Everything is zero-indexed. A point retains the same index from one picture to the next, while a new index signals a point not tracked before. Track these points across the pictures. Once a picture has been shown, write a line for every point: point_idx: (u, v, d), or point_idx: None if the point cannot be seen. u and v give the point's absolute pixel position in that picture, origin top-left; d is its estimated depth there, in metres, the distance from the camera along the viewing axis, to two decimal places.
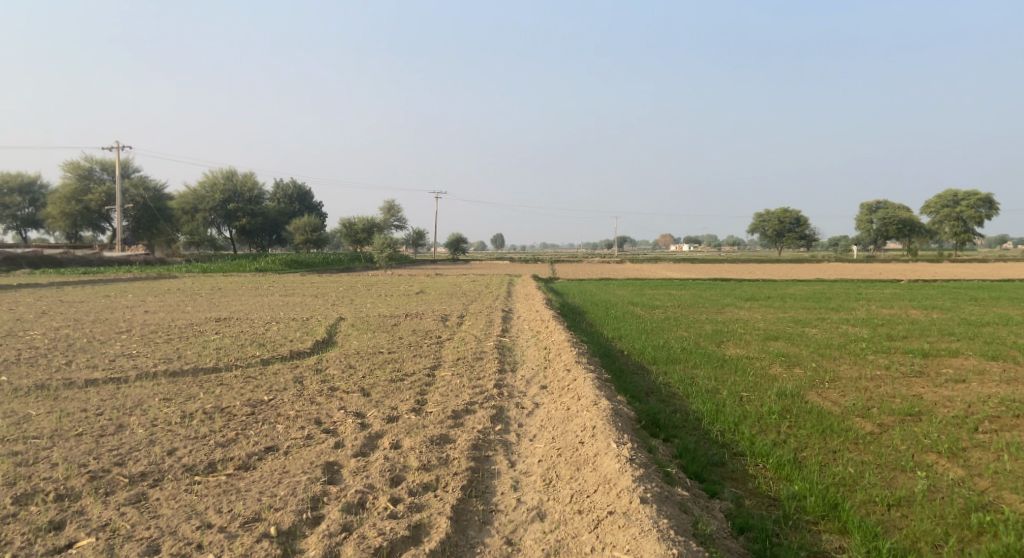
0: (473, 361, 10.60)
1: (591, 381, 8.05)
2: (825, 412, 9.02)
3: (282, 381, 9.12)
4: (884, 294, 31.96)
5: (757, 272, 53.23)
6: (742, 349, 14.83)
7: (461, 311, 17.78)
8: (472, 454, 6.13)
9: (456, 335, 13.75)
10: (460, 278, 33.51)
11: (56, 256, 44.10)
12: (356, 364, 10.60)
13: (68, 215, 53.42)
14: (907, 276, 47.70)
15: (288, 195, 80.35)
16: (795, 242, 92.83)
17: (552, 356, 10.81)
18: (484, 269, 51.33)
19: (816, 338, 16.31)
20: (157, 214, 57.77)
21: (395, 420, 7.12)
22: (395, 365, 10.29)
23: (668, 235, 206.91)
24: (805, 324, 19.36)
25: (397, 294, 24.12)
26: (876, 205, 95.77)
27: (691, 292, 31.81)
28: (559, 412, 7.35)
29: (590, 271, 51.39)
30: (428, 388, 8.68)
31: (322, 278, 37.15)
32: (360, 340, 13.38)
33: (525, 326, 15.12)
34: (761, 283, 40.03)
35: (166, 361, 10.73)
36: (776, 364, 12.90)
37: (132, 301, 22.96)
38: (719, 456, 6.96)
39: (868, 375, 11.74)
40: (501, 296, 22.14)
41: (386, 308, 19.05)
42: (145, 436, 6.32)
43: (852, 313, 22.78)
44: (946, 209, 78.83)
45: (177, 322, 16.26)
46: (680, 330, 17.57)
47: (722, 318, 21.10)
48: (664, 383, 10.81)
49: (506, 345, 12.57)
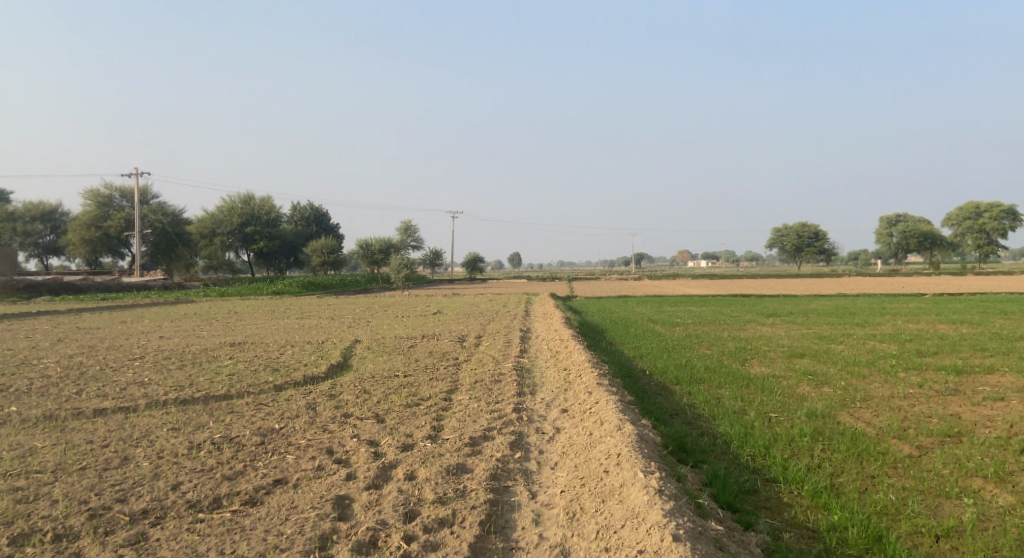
0: (491, 384, 10.29)
1: (614, 405, 7.71)
2: (861, 435, 8.59)
3: (294, 408, 8.87)
4: (910, 308, 31.27)
5: (778, 288, 52.57)
6: (767, 367, 14.42)
7: (478, 332, 17.52)
8: (491, 486, 5.81)
9: (473, 356, 13.47)
10: (477, 298, 33.29)
11: (76, 282, 44.48)
12: (370, 388, 10.33)
13: (88, 242, 54.00)
14: (932, 290, 46.86)
15: (305, 218, 80.81)
16: (815, 257, 91.82)
17: (572, 377, 10.48)
18: (500, 288, 51.12)
19: (844, 355, 15.83)
20: (176, 239, 58.27)
21: (410, 449, 6.83)
22: (411, 390, 10.01)
23: (685, 252, 205.83)
24: (831, 340, 18.85)
25: (413, 314, 23.91)
26: (896, 217, 94.61)
27: (711, 309, 31.33)
28: (582, 437, 7.01)
29: (608, 288, 50.96)
30: (444, 413, 8.39)
31: (338, 299, 37.09)
32: (375, 363, 13.13)
33: (544, 346, 14.79)
34: (783, 298, 39.42)
35: (178, 389, 10.55)
36: (804, 382, 12.47)
37: (149, 326, 22.95)
38: (752, 484, 6.59)
39: (901, 393, 11.28)
40: (519, 316, 21.85)
41: (402, 329, 18.82)
42: (150, 470, 6.08)
43: (878, 328, 22.23)
44: (969, 221, 77.66)
45: (191, 348, 16.15)
46: (703, 349, 17.16)
47: (745, 335, 20.66)
48: (689, 404, 10.43)
49: (524, 366, 12.25)
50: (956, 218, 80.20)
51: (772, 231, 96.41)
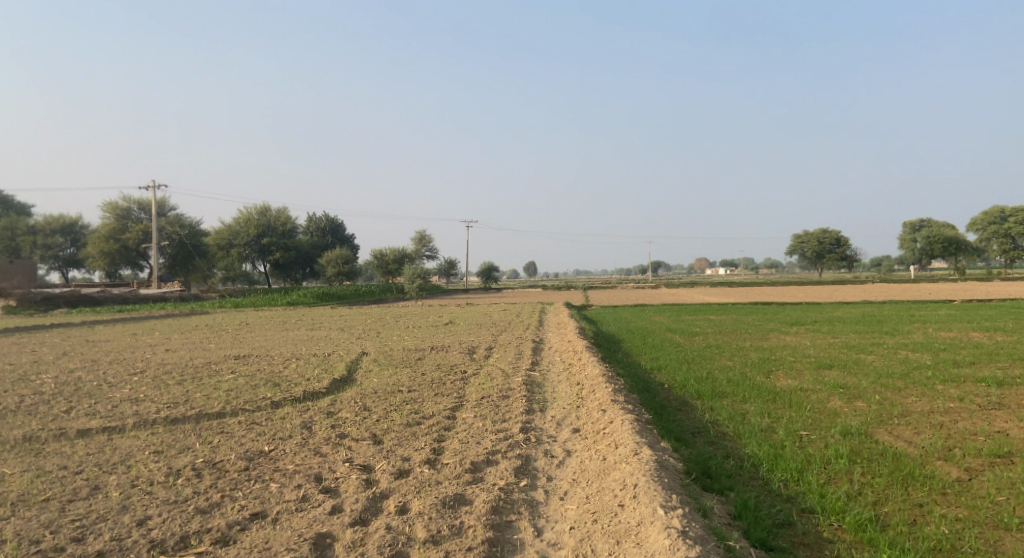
0: (499, 400, 9.66)
1: (631, 425, 7.05)
2: (902, 457, 7.86)
3: (287, 428, 8.30)
4: (939, 316, 30.22)
5: (799, 295, 51.63)
6: (794, 380, 13.68)
7: (489, 343, 16.92)
8: (490, 522, 5.22)
9: (483, 370, 12.84)
10: (491, 308, 32.69)
11: (94, 294, 44.43)
12: (371, 405, 9.75)
13: (107, 254, 54.12)
14: (960, 297, 45.55)
15: (321, 228, 80.79)
16: (836, 264, 90.46)
17: (586, 392, 9.82)
18: (517, 297, 50.58)
19: (875, 366, 15.02)
20: (192, 250, 58.35)
21: (406, 475, 6.23)
22: (414, 407, 9.40)
23: (704, 260, 204.27)
24: (860, 350, 18.01)
25: (425, 325, 23.32)
26: (920, 223, 92.92)
27: (731, 318, 30.50)
28: (595, 462, 6.37)
29: (626, 297, 50.33)
30: (447, 434, 7.78)
31: (352, 310, 36.66)
32: (380, 377, 12.55)
33: (557, 358, 14.14)
34: (804, 306, 38.51)
35: (170, 407, 10.02)
36: (835, 397, 11.71)
37: (157, 339, 22.56)
38: (786, 515, 5.92)
39: (941, 408, 10.52)
40: (532, 326, 21.19)
41: (412, 341, 18.23)
42: (117, 501, 5.58)
43: (908, 337, 21.37)
44: (994, 226, 75.97)
45: (194, 362, 15.66)
46: (724, 360, 16.45)
47: (768, 345, 19.88)
48: (712, 421, 9.74)
49: (536, 380, 11.59)
50: (981, 223, 78.57)
51: (792, 237, 95.02)
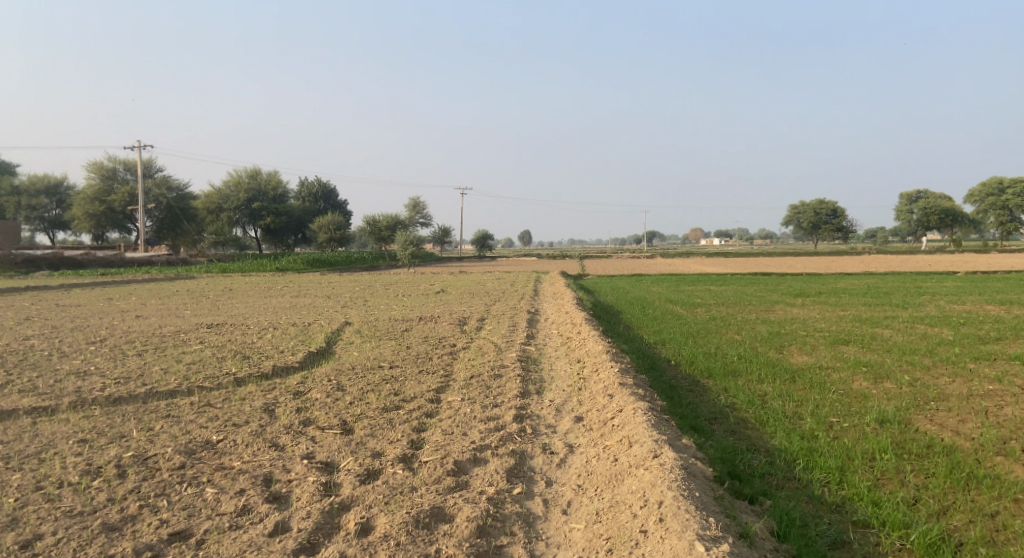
0: (490, 380, 8.52)
1: (645, 418, 5.97)
2: (954, 451, 6.83)
3: (245, 411, 7.19)
4: (946, 287, 29.17)
5: (798, 266, 50.55)
6: (810, 356, 12.65)
7: (482, 314, 15.79)
8: (475, 551, 4.27)
9: (473, 344, 11.69)
10: (484, 276, 31.49)
11: (77, 257, 43.02)
12: (348, 384, 8.64)
13: (92, 216, 52.55)
14: (960, 268, 44.43)
15: (313, 193, 79.08)
16: (832, 235, 89.33)
17: (590, 372, 8.71)
18: (510, 265, 49.36)
19: (894, 342, 13.95)
20: (180, 214, 56.97)
21: (376, 477, 5.16)
22: (394, 388, 8.26)
23: (698, 232, 203.12)
24: (873, 324, 16.93)
25: (414, 294, 22.04)
26: (917, 194, 91.76)
27: (732, 289, 29.46)
28: (604, 463, 5.33)
29: (621, 266, 49.10)
30: (429, 422, 6.67)
31: (340, 277, 35.40)
32: (360, 351, 11.39)
33: (554, 332, 13.01)
34: (805, 277, 37.40)
35: (118, 383, 8.87)
36: (860, 376, 10.65)
37: (132, 304, 21.32)
38: (838, 533, 4.95)
39: (981, 391, 9.48)
40: (528, 296, 20.05)
41: (399, 311, 17.05)
42: (9, 516, 4.54)
43: (921, 309, 20.35)
44: (992, 198, 74.67)
45: (162, 330, 14.44)
46: (732, 334, 15.38)
47: (775, 318, 18.77)
48: (729, 405, 8.66)
49: (531, 356, 10.45)
50: (979, 194, 77.06)
51: (789, 209, 93.72)
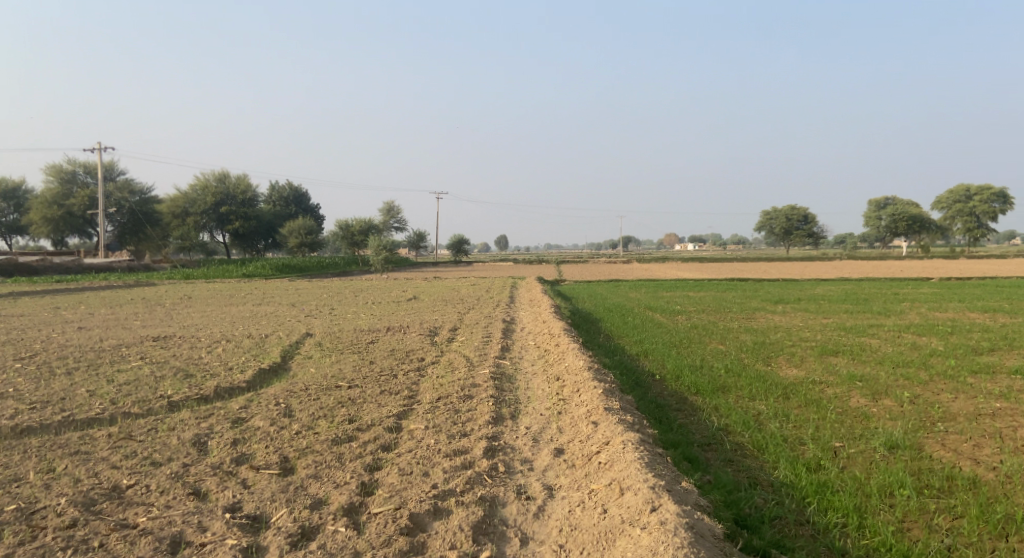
0: (459, 403, 7.59)
1: (637, 460, 5.11)
2: (979, 484, 6.08)
3: (173, 446, 6.23)
4: (924, 294, 28.71)
5: (773, 271, 50.26)
6: (800, 369, 11.94)
7: (454, 323, 14.87)
8: None
9: (443, 358, 10.75)
10: (458, 283, 30.58)
11: (32, 263, 41.24)
12: (299, 408, 7.67)
13: (50, 220, 50.61)
14: (933, 274, 44.23)
15: (284, 198, 77.51)
16: (804, 240, 89.69)
17: (570, 393, 7.82)
18: (484, 271, 48.46)
19: (887, 354, 13.25)
20: (143, 217, 55.59)
21: (313, 537, 4.47)
22: (349, 413, 7.30)
23: (672, 237, 203.65)
24: (860, 334, 16.27)
25: (384, 302, 21.06)
26: (886, 200, 92.78)
27: (711, 295, 28.80)
28: (588, 517, 4.69)
29: (596, 272, 48.36)
30: (385, 456, 5.76)
31: (307, 283, 34.14)
32: (318, 366, 10.44)
33: (530, 344, 12.12)
34: (783, 283, 36.90)
35: (34, 410, 7.83)
36: (858, 392, 9.89)
37: (81, 314, 20.02)
38: None
39: (991, 411, 8.75)
40: (501, 304, 19.22)
41: (365, 320, 16.04)
42: None
43: (905, 317, 19.81)
44: (959, 204, 75.14)
45: (104, 344, 13.29)
46: (716, 344, 14.63)
47: (757, 326, 18.11)
48: (722, 428, 7.83)
49: (506, 373, 9.53)
50: (946, 201, 77.82)
51: (761, 214, 93.86)
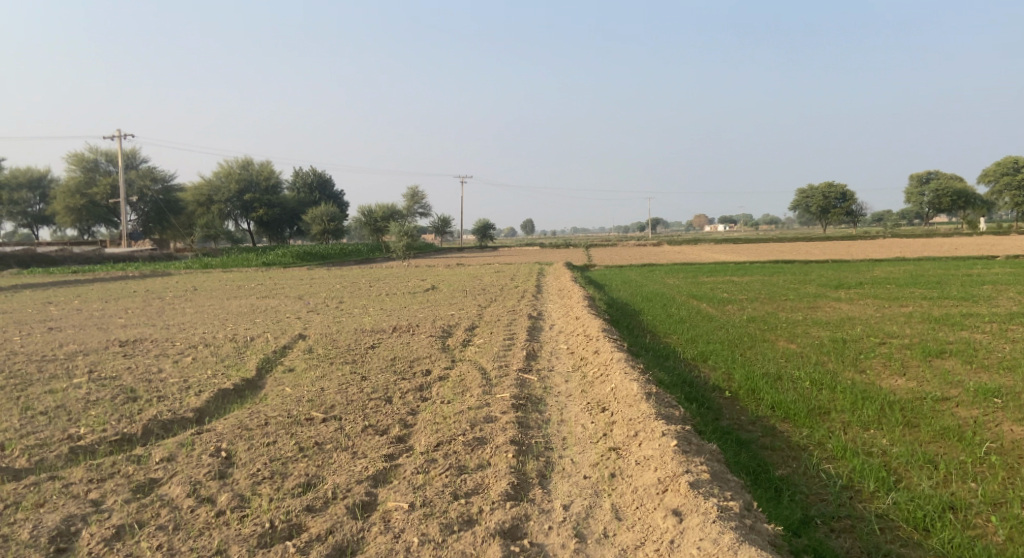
0: (466, 454, 5.25)
1: None
2: None
3: (14, 548, 4.20)
4: (999, 275, 25.56)
5: (816, 253, 47.07)
6: (905, 378, 9.41)
7: (472, 320, 12.53)
8: None
9: (453, 372, 8.41)
10: (481, 270, 28.20)
11: (50, 253, 39.74)
12: (238, 462, 5.36)
13: (74, 210, 49.24)
14: (992, 253, 40.59)
15: (309, 184, 75.80)
16: (841, 218, 85.50)
17: (626, 440, 5.44)
18: (511, 256, 45.94)
19: (1007, 355, 10.62)
20: (166, 206, 54.65)
21: None
22: (306, 471, 5.03)
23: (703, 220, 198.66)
24: (954, 327, 13.53)
25: (399, 294, 18.82)
26: (928, 175, 88.07)
27: (759, 280, 26.06)
28: None
29: (627, 255, 45.59)
30: None
31: (323, 272, 32.02)
32: (295, 385, 8.21)
33: (563, 350, 9.78)
34: (832, 265, 33.87)
35: None
36: (1005, 415, 7.35)
37: (65, 312, 18.01)
38: None
39: None
40: (528, 294, 16.88)
41: (371, 318, 13.78)
42: None
43: (996, 303, 17.05)
44: (1007, 177, 70.62)
45: (58, 352, 11.20)
46: (785, 343, 12.08)
47: (826, 317, 15.48)
48: (846, 486, 5.45)
49: (534, 396, 7.16)
50: (994, 174, 73.21)
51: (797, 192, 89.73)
